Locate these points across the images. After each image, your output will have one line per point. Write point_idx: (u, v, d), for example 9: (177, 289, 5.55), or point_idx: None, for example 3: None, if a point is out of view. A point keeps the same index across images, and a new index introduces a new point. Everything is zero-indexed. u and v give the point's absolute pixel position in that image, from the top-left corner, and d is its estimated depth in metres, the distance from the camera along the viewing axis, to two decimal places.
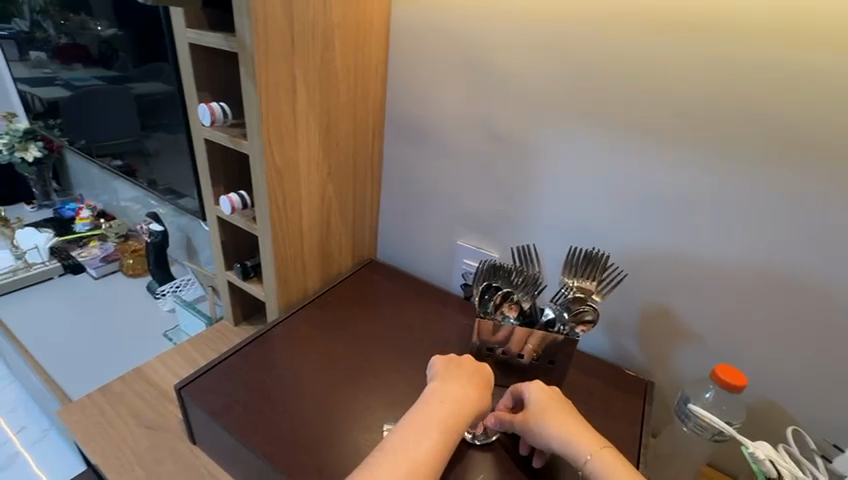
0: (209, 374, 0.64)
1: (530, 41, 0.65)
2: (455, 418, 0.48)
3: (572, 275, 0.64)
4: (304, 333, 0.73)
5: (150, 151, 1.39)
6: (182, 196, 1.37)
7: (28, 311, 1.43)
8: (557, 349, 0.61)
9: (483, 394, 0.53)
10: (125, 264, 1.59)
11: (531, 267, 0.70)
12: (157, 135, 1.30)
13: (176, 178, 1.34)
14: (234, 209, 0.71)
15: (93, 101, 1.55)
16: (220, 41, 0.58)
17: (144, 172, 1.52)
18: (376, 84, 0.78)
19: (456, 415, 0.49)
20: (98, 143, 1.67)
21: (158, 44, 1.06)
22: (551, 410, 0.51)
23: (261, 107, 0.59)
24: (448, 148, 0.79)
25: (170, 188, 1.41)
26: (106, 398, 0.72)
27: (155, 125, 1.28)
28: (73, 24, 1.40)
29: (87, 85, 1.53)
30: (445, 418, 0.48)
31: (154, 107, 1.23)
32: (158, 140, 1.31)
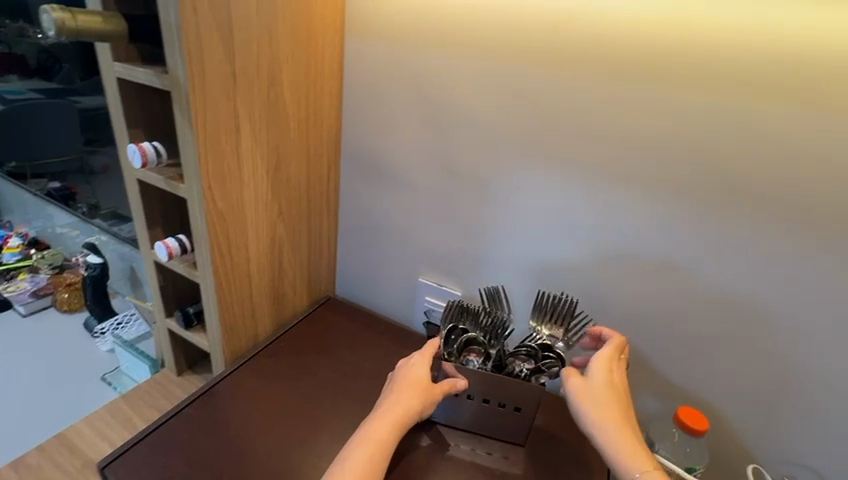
0: (140, 445, 0.57)
1: (490, 77, 0.64)
2: (379, 438, 0.50)
3: (540, 320, 0.65)
4: (252, 386, 0.67)
5: (96, 176, 1.30)
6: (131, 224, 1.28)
7: None
8: (524, 397, 0.59)
9: (410, 403, 0.54)
10: (59, 299, 1.46)
11: (500, 309, 0.68)
12: (102, 153, 1.20)
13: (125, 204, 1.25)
14: (171, 255, 0.64)
15: (28, 120, 1.43)
16: (151, 78, 0.53)
17: (85, 195, 1.41)
18: (331, 115, 0.75)
19: (380, 433, 0.50)
20: (33, 165, 1.54)
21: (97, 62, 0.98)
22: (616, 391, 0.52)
23: (199, 148, 0.54)
24: (406, 182, 0.76)
25: (116, 215, 1.32)
26: (17, 473, 0.63)
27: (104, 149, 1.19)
28: (7, 33, 1.29)
29: (23, 103, 1.41)
30: (371, 440, 0.50)
31: (106, 129, 1.16)
32: (107, 165, 1.22)
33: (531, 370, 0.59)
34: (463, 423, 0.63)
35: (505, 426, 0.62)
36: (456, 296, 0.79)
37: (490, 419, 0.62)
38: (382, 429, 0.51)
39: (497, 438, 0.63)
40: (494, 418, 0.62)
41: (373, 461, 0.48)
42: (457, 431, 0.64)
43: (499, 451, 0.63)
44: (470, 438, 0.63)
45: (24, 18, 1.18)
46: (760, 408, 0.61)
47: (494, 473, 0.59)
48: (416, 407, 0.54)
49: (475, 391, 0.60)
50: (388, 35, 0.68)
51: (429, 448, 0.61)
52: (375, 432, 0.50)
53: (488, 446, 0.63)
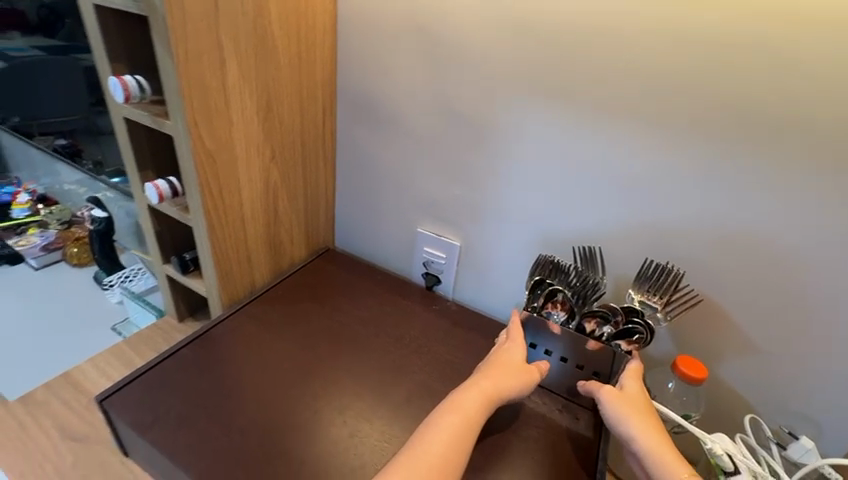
0: (138, 381, 0.58)
1: (489, 9, 0.59)
2: (471, 413, 0.50)
3: (640, 289, 0.58)
4: (249, 330, 0.68)
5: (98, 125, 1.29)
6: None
7: None
8: (602, 360, 0.57)
9: (503, 383, 0.53)
10: (68, 253, 1.48)
11: (595, 272, 0.62)
12: None
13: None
14: (162, 198, 0.63)
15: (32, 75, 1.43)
16: (128, 3, 0.50)
17: (91, 153, 1.42)
18: (326, 56, 0.71)
19: (472, 408, 0.50)
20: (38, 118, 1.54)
21: None
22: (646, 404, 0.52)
23: (182, 82, 0.52)
24: (403, 127, 0.73)
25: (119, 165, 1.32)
26: (25, 409, 0.65)
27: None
28: None
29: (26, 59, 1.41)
30: (462, 415, 0.49)
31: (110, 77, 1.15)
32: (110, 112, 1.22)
33: (613, 334, 0.56)
34: None
35: (573, 383, 0.61)
36: (454, 246, 0.78)
37: (550, 371, 0.62)
38: (472, 398, 0.51)
39: (562, 394, 0.63)
40: (551, 369, 0.61)
41: (461, 435, 0.48)
42: None
43: (551, 403, 0.62)
44: None
45: None
46: (764, 360, 0.59)
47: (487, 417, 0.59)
48: (508, 387, 0.53)
49: (556, 347, 0.59)
50: None
51: (426, 393, 0.61)
52: (465, 400, 0.51)
53: (543, 397, 0.62)
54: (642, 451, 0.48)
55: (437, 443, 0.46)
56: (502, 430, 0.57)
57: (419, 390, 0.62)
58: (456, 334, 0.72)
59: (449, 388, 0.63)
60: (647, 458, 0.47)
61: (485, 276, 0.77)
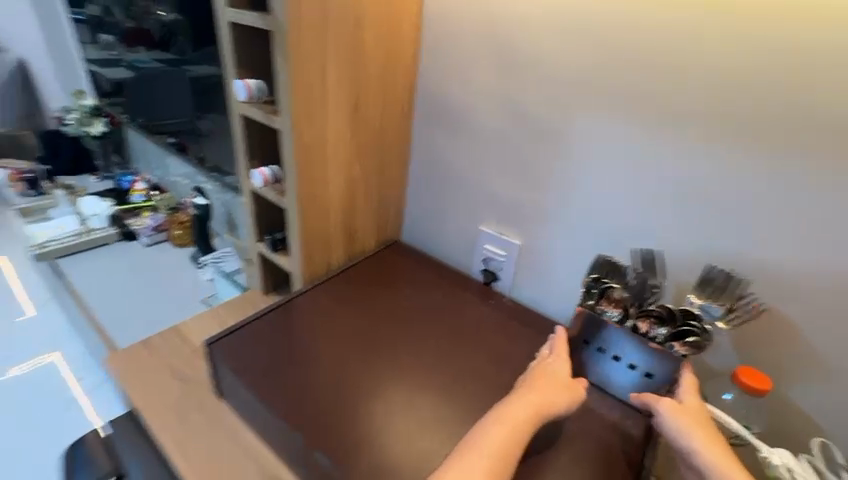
0: (237, 335, 0.69)
1: (563, 21, 0.63)
2: (518, 423, 0.51)
3: (701, 293, 0.58)
4: (325, 304, 0.77)
5: (204, 124, 1.50)
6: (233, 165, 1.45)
7: (91, 273, 1.59)
8: (657, 360, 0.56)
9: (549, 397, 0.54)
10: (172, 234, 1.72)
11: (656, 276, 0.61)
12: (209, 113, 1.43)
13: (228, 146, 1.43)
14: (265, 182, 0.75)
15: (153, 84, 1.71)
16: (257, 20, 0.61)
17: (193, 149, 1.66)
18: (408, 65, 0.79)
19: (519, 418, 0.51)
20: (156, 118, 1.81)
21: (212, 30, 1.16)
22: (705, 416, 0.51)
23: (293, 86, 0.62)
24: (473, 130, 0.79)
25: (219, 159, 1.52)
26: (146, 351, 0.78)
27: (215, 99, 1.38)
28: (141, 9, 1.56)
29: (148, 69, 1.69)
30: (511, 423, 0.51)
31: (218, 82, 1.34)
32: (215, 113, 1.41)
33: (669, 335, 0.56)
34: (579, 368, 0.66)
35: (622, 383, 0.62)
36: (514, 245, 0.81)
37: (602, 369, 0.63)
38: (525, 405, 0.53)
39: (614, 395, 0.64)
40: (603, 367, 0.63)
41: (510, 443, 0.49)
42: None
43: (600, 401, 0.64)
44: None
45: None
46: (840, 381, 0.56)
47: None
48: (555, 401, 0.54)
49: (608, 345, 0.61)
50: None
51: (480, 376, 0.66)
52: (516, 406, 0.53)
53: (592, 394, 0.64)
54: (703, 461, 0.47)
55: (488, 449, 0.48)
56: (549, 418, 0.61)
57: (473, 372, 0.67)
58: (510, 327, 0.76)
59: (501, 374, 0.67)
60: (709, 470, 0.46)
61: (543, 276, 0.80)
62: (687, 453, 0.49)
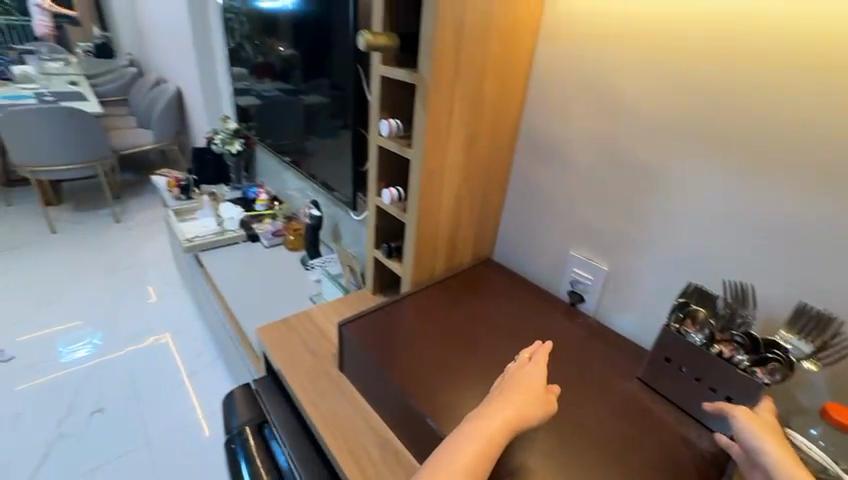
0: (361, 320, 0.85)
1: (663, 77, 0.72)
2: (498, 433, 0.54)
3: (791, 329, 0.61)
4: (429, 304, 0.91)
5: (319, 148, 1.77)
6: (340, 183, 1.69)
7: (224, 265, 1.92)
8: (735, 384, 0.61)
9: (526, 410, 0.58)
10: (288, 239, 2.03)
11: (747, 308, 0.66)
12: (320, 137, 1.72)
13: (337, 167, 1.67)
14: (392, 199, 0.91)
15: (276, 110, 2.09)
16: (405, 75, 0.78)
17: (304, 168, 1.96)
18: (515, 108, 0.93)
19: (500, 428, 0.55)
20: (279, 142, 2.16)
21: (342, 73, 1.43)
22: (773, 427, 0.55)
23: (426, 124, 0.78)
24: (570, 165, 0.90)
25: (328, 177, 1.77)
26: (286, 327, 0.99)
27: (331, 127, 1.63)
28: (272, 48, 1.95)
29: (273, 98, 2.08)
30: (489, 432, 0.54)
31: (334, 114, 1.59)
32: (330, 138, 1.66)
33: (752, 362, 0.61)
34: (660, 386, 0.72)
35: (701, 404, 0.67)
36: (602, 270, 0.89)
37: (683, 389, 0.69)
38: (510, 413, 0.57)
39: (694, 416, 0.69)
40: (684, 387, 0.69)
41: (488, 453, 0.52)
42: (650, 390, 0.73)
43: (681, 420, 0.69)
44: (658, 398, 0.72)
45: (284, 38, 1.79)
46: None
47: (617, 414, 0.69)
48: (529, 415, 0.58)
49: (690, 367, 0.67)
50: (574, 42, 0.82)
51: (564, 381, 0.75)
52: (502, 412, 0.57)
53: (671, 412, 0.70)
54: (773, 461, 0.50)
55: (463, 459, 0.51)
56: (628, 426, 0.67)
57: (558, 377, 0.75)
58: (593, 344, 0.83)
59: (584, 384, 0.75)
60: (770, 465, 0.50)
61: (628, 301, 0.87)
62: (755, 453, 0.53)
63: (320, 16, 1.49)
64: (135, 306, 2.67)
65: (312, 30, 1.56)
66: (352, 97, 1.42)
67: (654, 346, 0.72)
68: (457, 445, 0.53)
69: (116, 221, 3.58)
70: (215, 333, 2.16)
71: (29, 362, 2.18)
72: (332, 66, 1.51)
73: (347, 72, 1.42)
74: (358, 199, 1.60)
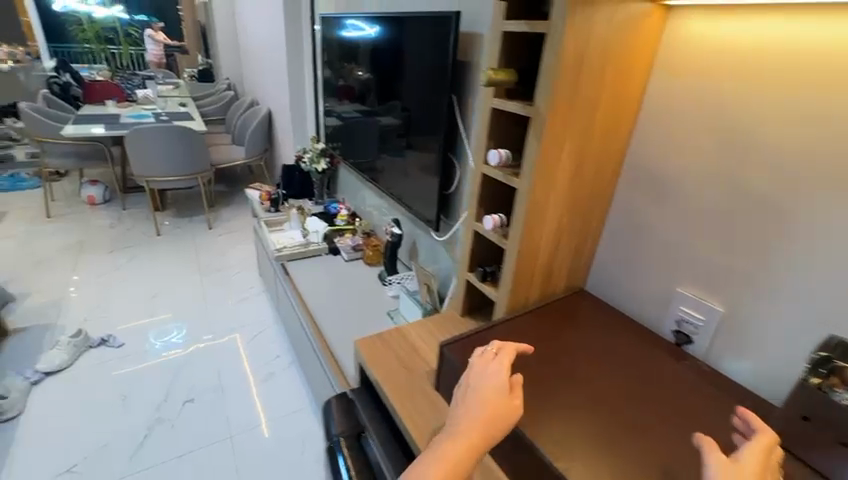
0: (461, 341, 0.87)
1: (799, 116, 0.69)
2: (458, 461, 0.50)
3: None
4: (525, 330, 0.91)
5: (397, 167, 1.82)
6: (418, 202, 1.73)
7: (308, 275, 2.04)
8: None
9: (486, 429, 0.55)
10: (366, 255, 2.14)
11: None
12: (403, 156, 1.75)
13: (416, 187, 1.71)
14: (494, 226, 0.93)
15: (357, 131, 2.19)
16: (519, 108, 0.81)
17: (384, 186, 2.00)
18: (623, 142, 0.93)
19: (461, 454, 0.51)
20: (357, 162, 2.26)
21: (433, 92, 1.46)
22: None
23: (539, 156, 0.80)
24: (682, 201, 0.88)
25: (404, 196, 1.81)
26: (380, 342, 1.03)
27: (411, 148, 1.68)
28: (355, 72, 2.05)
29: (356, 120, 2.19)
30: (450, 463, 0.50)
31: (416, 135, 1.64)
32: (410, 159, 1.71)
33: None
34: (793, 446, 0.67)
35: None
36: (716, 312, 0.85)
37: (822, 451, 0.64)
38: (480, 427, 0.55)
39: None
40: (824, 449, 0.63)
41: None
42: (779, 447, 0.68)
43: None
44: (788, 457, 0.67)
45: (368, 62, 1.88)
46: None
47: None
48: (488, 433, 0.54)
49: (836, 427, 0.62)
50: (694, 77, 0.81)
51: (677, 426, 0.72)
52: (471, 425, 0.55)
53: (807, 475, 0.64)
54: None
55: None
56: None
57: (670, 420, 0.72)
58: (705, 389, 0.79)
59: (701, 431, 0.71)
60: None
61: (744, 347, 0.82)
62: None
63: (407, 43, 1.56)
64: (222, 306, 2.92)
65: (398, 56, 1.63)
66: (438, 120, 1.46)
67: (785, 403, 0.67)
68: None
69: (208, 227, 3.96)
70: (294, 338, 2.29)
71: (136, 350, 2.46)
72: (417, 90, 1.56)
73: (434, 96, 1.47)
74: (435, 219, 1.62)
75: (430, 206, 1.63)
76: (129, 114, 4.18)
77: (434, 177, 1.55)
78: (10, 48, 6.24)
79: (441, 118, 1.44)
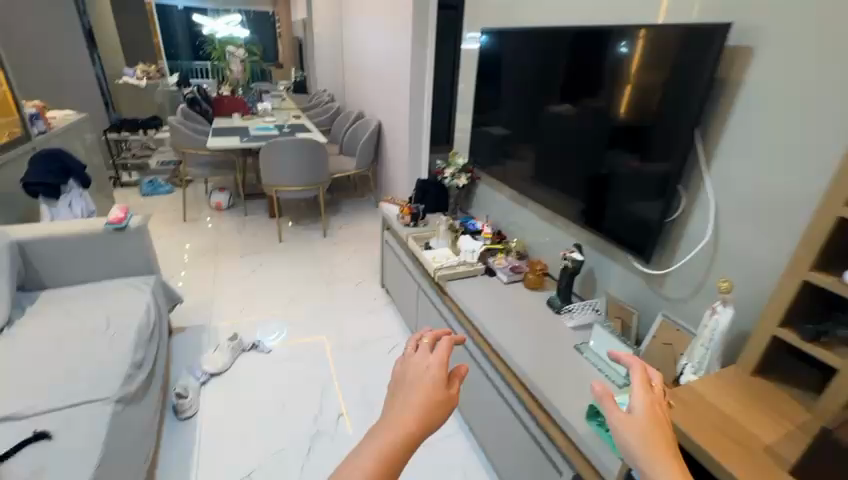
0: None
1: None
2: (398, 444, 0.53)
3: None
4: None
5: (589, 190, 1.73)
6: (621, 228, 1.60)
7: (473, 295, 1.98)
8: None
9: (427, 413, 0.56)
10: (528, 279, 2.03)
11: None
12: (613, 175, 1.60)
13: (620, 211, 1.59)
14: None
15: (531, 144, 2.07)
16: None
17: (570, 205, 1.86)
18: None
19: (403, 437, 0.54)
20: (518, 183, 2.21)
21: (683, 111, 1.30)
22: (658, 421, 0.60)
23: None
24: None
25: (599, 220, 1.71)
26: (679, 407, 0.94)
27: (618, 170, 1.58)
28: (542, 84, 1.93)
29: (529, 133, 2.07)
30: (386, 448, 0.53)
31: (627, 157, 1.54)
32: (614, 181, 1.61)
33: None
34: None
35: None
36: None
37: None
38: (412, 421, 0.55)
39: None
40: None
41: (380, 471, 0.51)
42: None
43: None
44: None
45: (570, 74, 1.75)
46: None
47: None
48: (422, 410, 0.56)
49: None
50: None
51: None
52: (405, 419, 0.55)
53: None
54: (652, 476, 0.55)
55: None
56: None
57: None
58: None
59: None
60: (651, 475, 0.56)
61: None
62: None
63: (629, 61, 1.50)
64: (353, 317, 2.98)
65: (612, 72, 1.56)
66: (670, 143, 1.36)
67: None
68: (354, 466, 0.51)
69: (324, 235, 4.10)
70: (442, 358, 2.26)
71: (285, 356, 2.56)
72: (635, 112, 1.48)
73: (663, 118, 1.37)
74: (651, 248, 1.49)
75: (646, 234, 1.50)
76: (256, 127, 4.48)
77: (657, 202, 1.43)
78: (146, 66, 7.03)
79: (677, 139, 1.33)
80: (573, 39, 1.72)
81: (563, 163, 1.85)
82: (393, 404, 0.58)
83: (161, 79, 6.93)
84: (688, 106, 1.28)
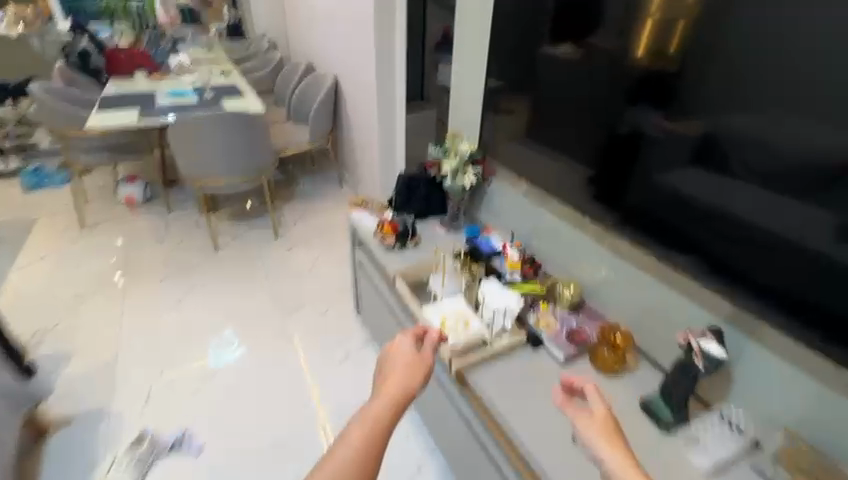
0: None
1: None
2: (396, 394, 0.85)
3: None
4: None
5: (673, 204, 1.15)
6: (755, 265, 1.01)
7: (528, 410, 1.20)
8: None
9: (410, 382, 0.90)
10: (598, 359, 1.27)
11: None
12: (682, 159, 1.11)
13: (754, 238, 1.00)
14: None
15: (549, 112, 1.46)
16: None
17: (608, 200, 1.33)
18: None
19: (401, 392, 0.86)
20: (524, 171, 1.63)
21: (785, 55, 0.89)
22: (607, 425, 0.81)
23: None
24: None
25: (707, 253, 1.11)
26: None
27: (727, 175, 1.03)
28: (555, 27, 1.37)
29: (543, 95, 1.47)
30: (390, 395, 0.85)
31: (728, 156, 1.02)
32: (727, 191, 1.04)
33: None
34: None
35: None
36: None
37: None
38: (390, 401, 0.83)
39: None
40: None
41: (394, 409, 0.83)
42: None
43: None
44: None
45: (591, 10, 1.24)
46: None
47: None
48: (393, 394, 0.85)
49: None
50: None
51: None
52: (377, 409, 0.81)
53: None
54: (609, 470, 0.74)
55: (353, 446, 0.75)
56: None
57: None
58: None
59: None
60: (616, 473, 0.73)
61: None
62: None
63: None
64: (321, 369, 2.16)
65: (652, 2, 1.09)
66: (805, 116, 0.88)
67: None
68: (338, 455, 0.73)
69: (276, 236, 3.15)
70: (461, 466, 1.49)
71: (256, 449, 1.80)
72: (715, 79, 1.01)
73: (762, 93, 0.94)
74: (826, 291, 0.91)
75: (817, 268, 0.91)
76: (166, 92, 3.29)
77: (827, 215, 0.88)
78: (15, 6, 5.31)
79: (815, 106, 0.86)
80: (559, 31, 1.36)
81: (594, 141, 1.32)
82: (382, 389, 0.87)
83: (38, 23, 5.26)
84: (800, 62, 0.88)
